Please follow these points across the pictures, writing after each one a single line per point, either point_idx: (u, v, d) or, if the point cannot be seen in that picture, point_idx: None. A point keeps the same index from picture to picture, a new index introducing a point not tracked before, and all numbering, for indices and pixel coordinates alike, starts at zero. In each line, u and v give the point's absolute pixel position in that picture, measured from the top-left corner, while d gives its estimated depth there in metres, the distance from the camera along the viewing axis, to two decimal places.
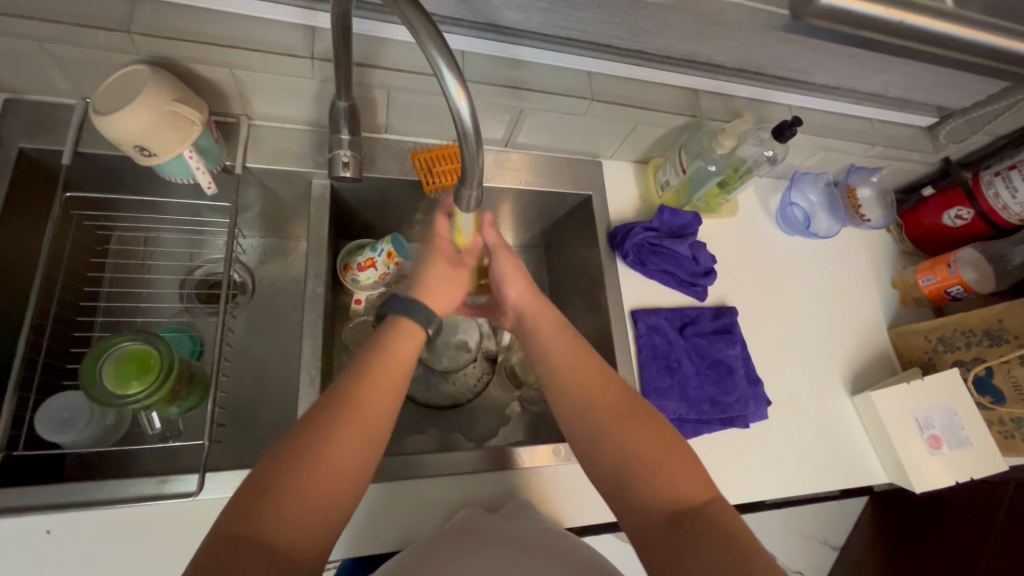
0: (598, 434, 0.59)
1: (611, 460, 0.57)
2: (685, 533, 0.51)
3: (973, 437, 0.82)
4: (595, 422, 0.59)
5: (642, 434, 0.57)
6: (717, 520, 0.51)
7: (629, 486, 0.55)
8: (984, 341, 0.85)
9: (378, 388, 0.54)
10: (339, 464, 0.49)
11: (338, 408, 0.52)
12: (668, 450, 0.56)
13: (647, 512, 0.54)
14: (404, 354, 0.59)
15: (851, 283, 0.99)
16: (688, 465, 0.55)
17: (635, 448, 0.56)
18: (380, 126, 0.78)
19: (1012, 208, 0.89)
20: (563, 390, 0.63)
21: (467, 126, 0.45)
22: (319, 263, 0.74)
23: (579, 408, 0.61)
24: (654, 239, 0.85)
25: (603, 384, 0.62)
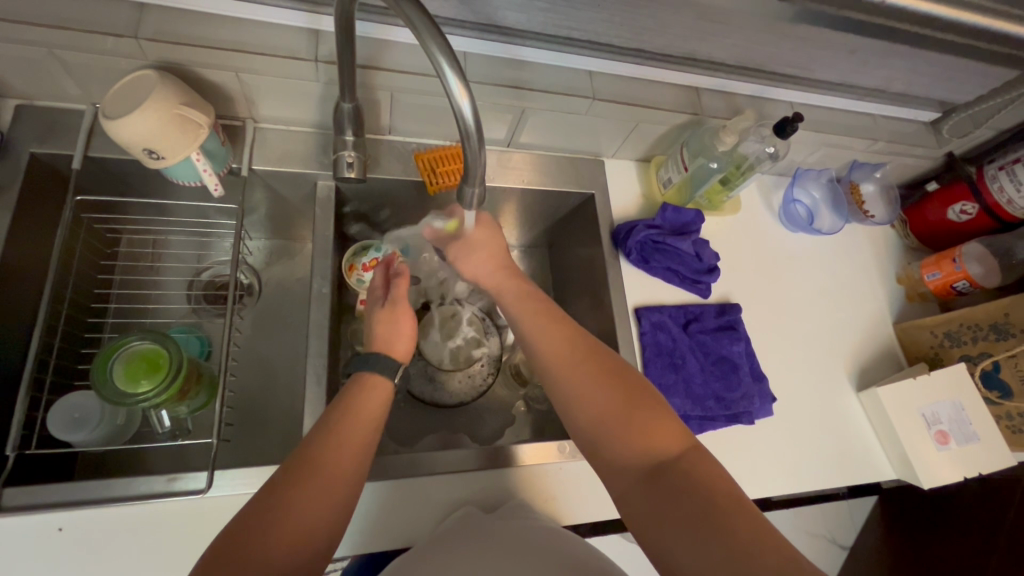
0: (575, 400, 0.59)
1: (589, 424, 0.58)
2: (660, 483, 0.51)
3: (981, 433, 0.81)
4: (567, 382, 0.60)
5: (615, 398, 0.57)
6: (692, 468, 0.51)
7: (605, 442, 0.56)
8: (991, 335, 0.84)
9: (355, 423, 0.55)
10: (331, 486, 0.50)
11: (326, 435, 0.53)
12: (641, 404, 0.56)
13: (625, 467, 0.54)
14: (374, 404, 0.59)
15: (855, 279, 0.99)
16: (661, 415, 0.56)
17: (607, 405, 0.57)
18: (383, 128, 0.79)
19: (1016, 202, 0.88)
20: (540, 361, 0.63)
21: (469, 125, 0.46)
22: (324, 263, 0.74)
23: (555, 378, 0.61)
24: (657, 236, 0.85)
25: (576, 353, 0.62)
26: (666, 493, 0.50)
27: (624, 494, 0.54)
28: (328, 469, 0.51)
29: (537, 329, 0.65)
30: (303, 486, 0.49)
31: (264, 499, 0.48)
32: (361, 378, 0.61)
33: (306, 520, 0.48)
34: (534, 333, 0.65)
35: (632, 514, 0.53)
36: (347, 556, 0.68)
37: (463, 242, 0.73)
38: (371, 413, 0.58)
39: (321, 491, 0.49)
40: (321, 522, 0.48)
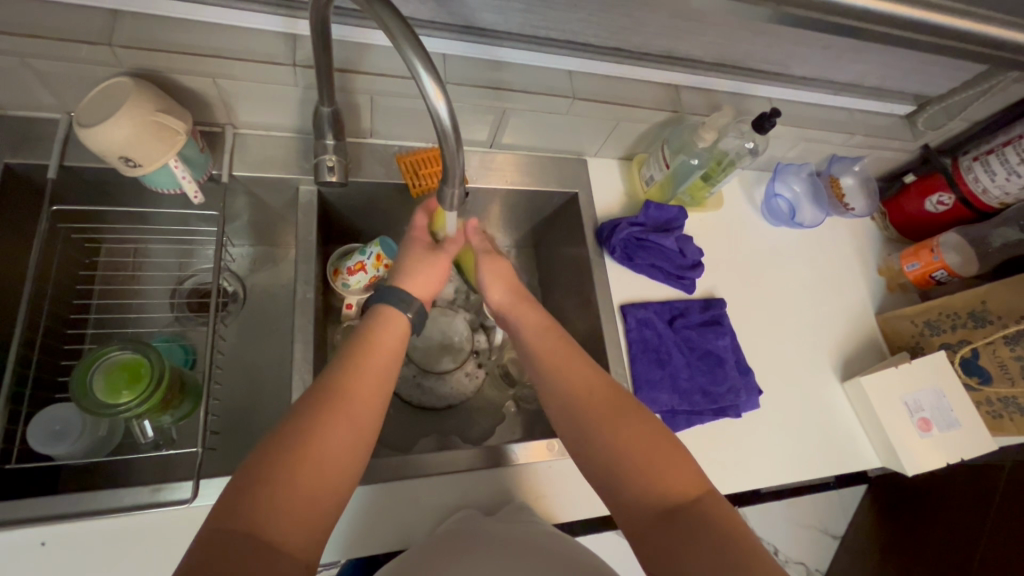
0: (593, 435, 0.59)
1: (605, 461, 0.57)
2: (682, 526, 0.51)
3: (963, 418, 0.82)
4: (592, 423, 0.60)
5: (633, 435, 0.57)
6: (713, 511, 0.52)
7: (626, 486, 0.55)
8: (969, 323, 0.86)
9: (369, 369, 0.56)
10: (353, 421, 0.52)
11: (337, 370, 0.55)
12: (662, 447, 0.56)
13: (638, 504, 0.54)
14: (387, 343, 0.60)
15: (837, 271, 1.00)
16: (682, 459, 0.56)
17: (633, 448, 0.56)
18: (365, 131, 0.79)
19: (991, 192, 0.91)
20: (557, 395, 0.63)
21: (446, 126, 0.46)
22: (308, 267, 0.74)
23: (572, 412, 0.62)
24: (640, 233, 0.85)
25: (595, 388, 0.62)
26: (686, 534, 0.50)
27: (638, 535, 0.53)
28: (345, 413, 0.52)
29: (563, 368, 0.64)
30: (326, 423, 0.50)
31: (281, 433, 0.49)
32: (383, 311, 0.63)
33: (331, 453, 0.49)
34: (557, 375, 0.64)
35: (645, 551, 0.52)
36: (337, 561, 0.68)
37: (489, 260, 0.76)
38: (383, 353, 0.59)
39: (344, 427, 0.51)
40: (345, 459, 0.50)
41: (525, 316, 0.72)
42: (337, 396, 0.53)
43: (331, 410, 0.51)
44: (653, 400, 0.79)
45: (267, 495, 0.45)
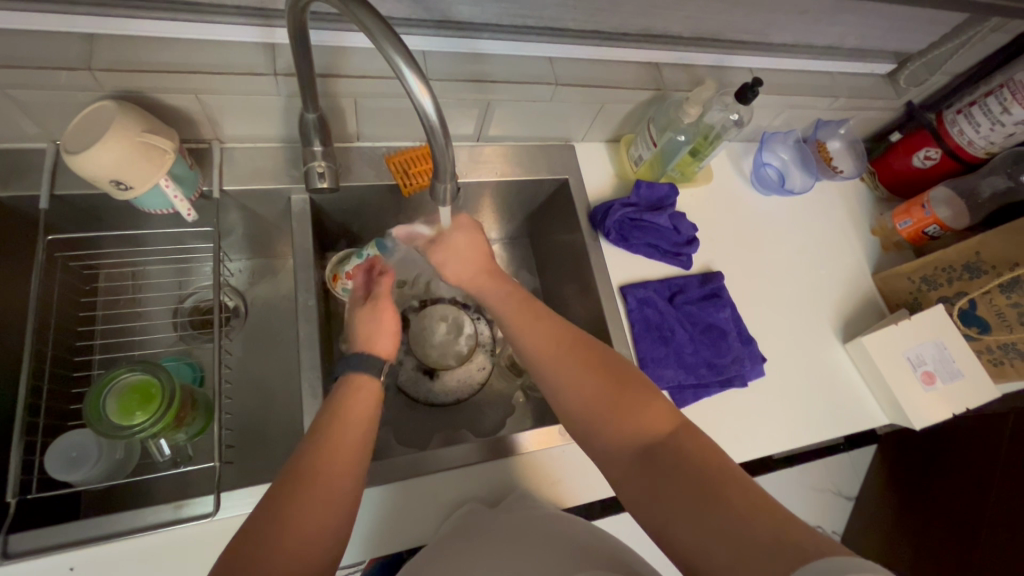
0: (568, 391, 0.60)
1: (584, 414, 0.59)
2: (659, 454, 0.53)
3: (965, 368, 0.83)
4: (564, 380, 0.61)
5: (605, 386, 0.59)
6: (689, 438, 0.54)
7: (602, 426, 0.57)
8: (965, 275, 0.86)
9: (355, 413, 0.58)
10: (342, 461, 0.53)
11: (313, 446, 0.53)
12: (632, 388, 0.58)
13: (621, 451, 0.56)
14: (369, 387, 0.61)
15: (831, 235, 1.01)
16: (652, 396, 0.57)
17: (602, 390, 0.59)
18: (351, 134, 0.79)
19: (977, 143, 0.91)
20: (530, 356, 0.64)
21: (434, 122, 0.46)
22: (307, 276, 0.74)
23: (545, 370, 0.62)
24: (634, 214, 0.85)
25: (564, 344, 0.63)
26: (664, 468, 0.52)
27: (626, 482, 0.55)
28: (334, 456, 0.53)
29: (530, 321, 0.66)
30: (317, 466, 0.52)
31: (249, 529, 0.47)
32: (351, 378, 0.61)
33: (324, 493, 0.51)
34: (526, 327, 0.65)
35: (633, 499, 0.54)
36: (363, 560, 0.69)
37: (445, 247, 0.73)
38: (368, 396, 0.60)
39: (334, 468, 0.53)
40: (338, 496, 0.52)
41: (490, 286, 0.71)
42: (315, 467, 0.52)
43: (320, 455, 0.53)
44: (659, 377, 0.80)
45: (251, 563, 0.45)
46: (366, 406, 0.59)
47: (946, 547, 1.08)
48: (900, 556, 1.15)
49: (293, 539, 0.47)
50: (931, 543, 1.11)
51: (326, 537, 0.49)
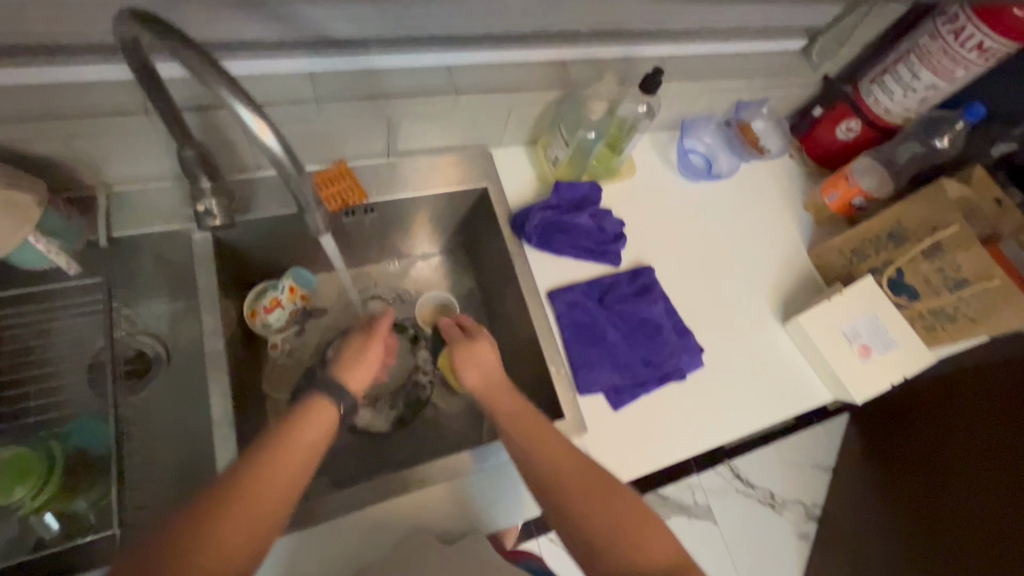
0: (574, 521, 0.58)
1: (587, 543, 0.57)
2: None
3: (899, 337, 0.83)
4: (573, 508, 0.58)
5: (612, 518, 0.57)
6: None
7: (606, 557, 0.56)
8: (889, 244, 0.85)
9: (286, 456, 0.54)
10: (257, 510, 0.51)
11: (197, 531, 0.48)
12: (639, 521, 0.57)
13: None
14: (314, 433, 0.57)
15: (764, 216, 1.00)
16: (658, 529, 0.58)
17: (615, 545, 0.56)
18: (249, 165, 0.76)
19: (893, 111, 0.92)
20: (540, 483, 0.61)
21: (282, 157, 0.44)
22: (214, 317, 0.71)
23: (555, 499, 0.60)
24: (554, 217, 0.83)
25: (572, 470, 0.60)
26: None
27: None
28: (250, 499, 0.50)
29: (545, 446, 0.62)
30: (222, 514, 0.49)
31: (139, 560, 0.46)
32: (312, 400, 0.60)
33: (227, 541, 0.48)
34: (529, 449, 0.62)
35: None
36: None
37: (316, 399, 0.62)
38: (319, 434, 0.58)
39: (245, 514, 0.50)
40: (243, 539, 0.49)
41: (500, 401, 0.67)
42: (220, 507, 0.49)
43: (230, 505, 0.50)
44: (593, 381, 0.78)
45: None
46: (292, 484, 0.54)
47: (921, 485, 1.09)
48: (885, 491, 1.18)
49: None
50: (908, 477, 1.13)
51: None
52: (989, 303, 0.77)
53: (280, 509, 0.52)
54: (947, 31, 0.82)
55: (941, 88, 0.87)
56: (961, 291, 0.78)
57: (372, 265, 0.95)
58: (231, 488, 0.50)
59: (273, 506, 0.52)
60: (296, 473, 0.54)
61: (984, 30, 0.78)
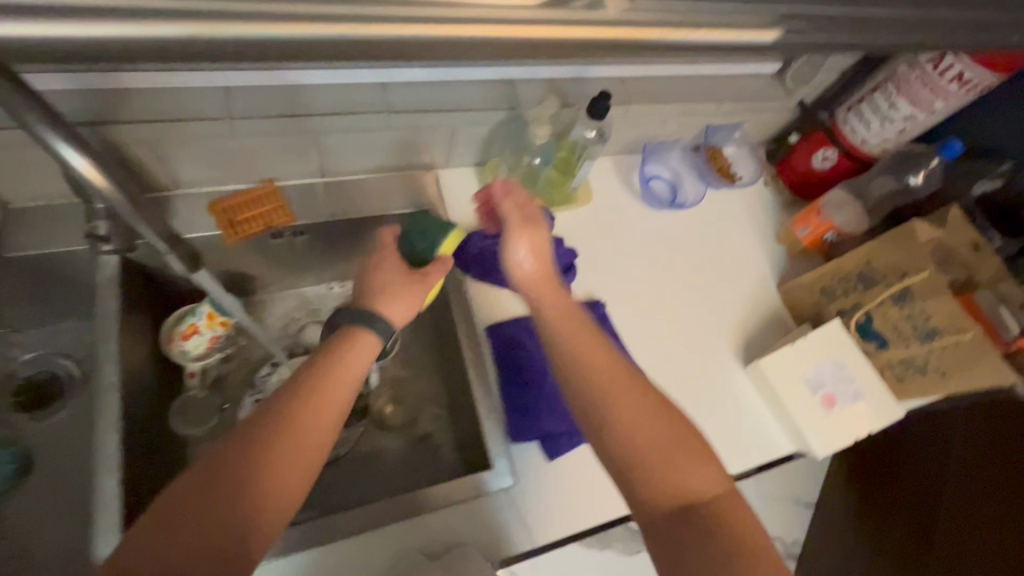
0: (625, 432, 0.54)
1: (635, 458, 0.54)
2: (683, 536, 0.51)
3: (867, 388, 0.76)
4: (621, 418, 0.55)
5: (660, 433, 0.54)
6: (722, 517, 0.52)
7: (654, 474, 0.53)
8: (859, 286, 0.79)
9: (326, 388, 0.52)
10: (300, 448, 0.49)
11: (243, 459, 0.47)
12: (684, 444, 0.55)
13: (661, 508, 0.53)
14: (355, 364, 0.55)
15: (733, 248, 0.94)
16: (702, 457, 0.54)
17: (664, 467, 0.53)
18: (164, 182, 0.70)
19: (871, 141, 0.86)
20: (579, 391, 0.57)
21: (111, 193, 0.47)
22: (112, 347, 0.65)
23: (603, 412, 0.56)
24: (496, 246, 0.79)
25: (620, 379, 0.57)
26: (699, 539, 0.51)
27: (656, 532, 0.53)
28: (294, 433, 0.49)
29: (599, 355, 0.58)
30: (267, 449, 0.48)
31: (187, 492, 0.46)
32: (347, 332, 0.57)
33: (277, 476, 0.48)
34: (572, 358, 0.58)
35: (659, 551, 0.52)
36: None
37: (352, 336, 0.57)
38: (357, 370, 0.55)
39: (290, 450, 0.49)
40: (291, 480, 0.48)
41: (551, 296, 0.61)
42: (267, 438, 0.48)
43: (276, 442, 0.48)
44: (528, 426, 0.71)
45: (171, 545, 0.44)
46: (322, 439, 0.51)
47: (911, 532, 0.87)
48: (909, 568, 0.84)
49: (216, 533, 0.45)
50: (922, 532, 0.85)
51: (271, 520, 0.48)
52: (962, 359, 0.71)
53: (324, 443, 0.51)
54: (924, 60, 0.76)
55: (920, 119, 0.81)
56: (932, 342, 0.72)
57: (311, 286, 0.89)
58: (273, 421, 0.49)
59: (315, 439, 0.50)
60: (342, 406, 0.53)
61: (965, 61, 0.73)
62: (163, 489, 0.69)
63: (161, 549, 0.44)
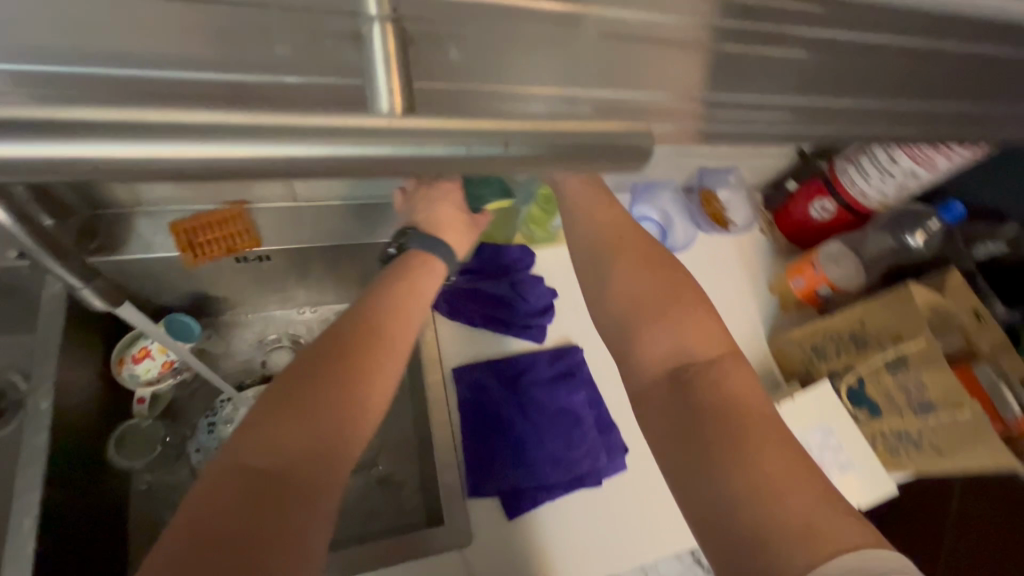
0: (615, 286, 0.60)
1: (624, 309, 0.59)
2: (678, 398, 0.52)
3: (854, 459, 0.71)
4: (616, 267, 0.61)
5: (655, 287, 0.58)
6: (721, 380, 0.52)
7: (648, 322, 0.57)
8: (852, 347, 0.74)
9: (398, 310, 0.56)
10: (385, 357, 0.52)
11: (332, 359, 0.50)
12: (686, 302, 0.57)
13: (652, 364, 0.55)
14: (421, 290, 0.60)
15: (726, 295, 0.88)
16: (703, 324, 0.56)
17: (658, 316, 0.56)
18: (124, 198, 0.67)
19: (870, 194, 0.82)
20: (594, 254, 0.63)
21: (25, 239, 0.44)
22: (47, 372, 0.62)
23: (604, 265, 0.62)
24: (468, 283, 0.77)
25: (632, 246, 0.62)
26: (691, 402, 0.51)
27: (644, 394, 0.54)
28: (377, 339, 0.53)
29: (610, 220, 0.65)
30: (350, 353, 0.51)
31: (280, 391, 0.48)
32: (415, 256, 0.63)
33: (364, 381, 0.50)
34: (584, 232, 0.65)
35: (649, 413, 0.53)
36: None
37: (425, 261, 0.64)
38: (422, 296, 0.60)
39: (374, 357, 0.51)
40: (375, 384, 0.50)
41: (599, 213, 0.65)
42: (351, 344, 0.51)
43: (362, 345, 0.52)
44: (487, 480, 0.67)
45: (267, 440, 0.45)
46: (398, 349, 0.54)
47: None
48: None
49: (308, 431, 0.46)
50: None
51: (358, 424, 0.48)
52: (959, 438, 0.66)
53: (399, 352, 0.53)
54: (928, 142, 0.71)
55: (922, 177, 0.76)
56: (928, 416, 0.68)
57: (277, 309, 0.86)
58: (356, 331, 0.53)
59: (391, 346, 0.53)
60: (413, 324, 0.56)
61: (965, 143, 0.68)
62: (90, 523, 0.65)
63: (263, 447, 0.44)
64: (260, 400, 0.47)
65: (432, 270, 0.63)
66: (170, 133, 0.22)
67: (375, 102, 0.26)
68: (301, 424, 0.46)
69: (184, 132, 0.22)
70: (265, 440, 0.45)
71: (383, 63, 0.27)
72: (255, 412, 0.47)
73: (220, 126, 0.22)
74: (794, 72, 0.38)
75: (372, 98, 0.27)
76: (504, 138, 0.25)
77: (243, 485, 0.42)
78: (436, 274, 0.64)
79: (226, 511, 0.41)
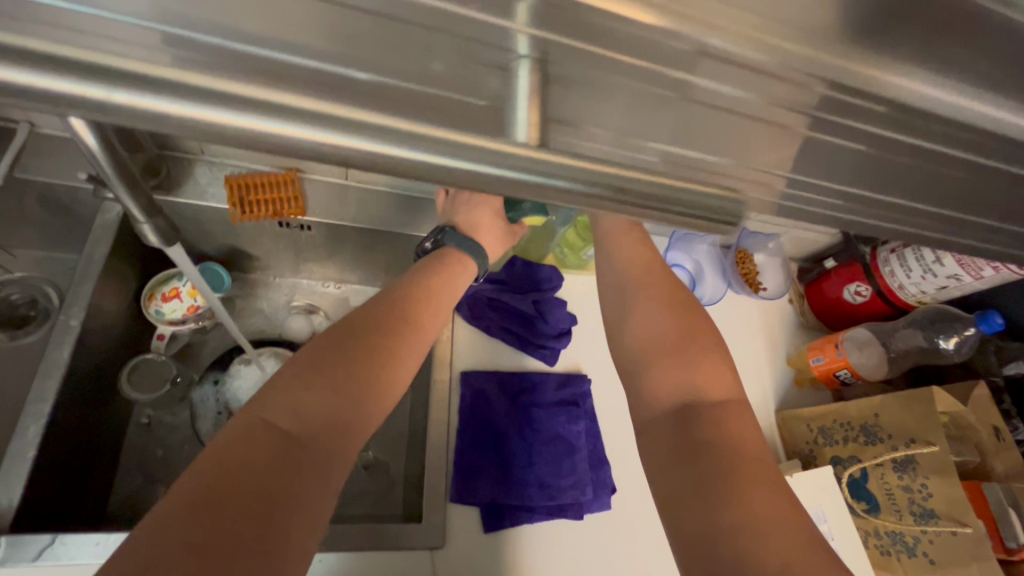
0: (626, 318, 0.62)
1: (636, 341, 0.60)
2: (685, 436, 0.51)
3: (844, 552, 0.69)
4: (634, 296, 0.63)
5: (670, 321, 0.59)
6: (724, 425, 0.51)
7: (661, 358, 0.57)
8: (860, 438, 0.73)
9: (431, 305, 0.59)
10: (416, 346, 0.55)
11: (372, 336, 0.52)
12: (705, 345, 0.57)
13: (656, 397, 0.55)
14: (455, 287, 0.63)
15: (743, 358, 0.87)
16: (716, 364, 0.56)
17: (671, 353, 0.57)
18: (191, 146, 0.70)
19: (908, 289, 0.80)
20: (620, 278, 0.65)
21: (104, 167, 0.46)
22: (81, 292, 0.64)
23: (627, 292, 0.64)
24: (492, 292, 0.78)
25: (654, 274, 0.64)
26: (698, 443, 0.50)
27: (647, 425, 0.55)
28: (412, 327, 0.56)
29: (635, 249, 0.67)
30: (388, 334, 0.53)
31: (317, 355, 0.49)
32: (451, 253, 0.66)
33: (395, 364, 0.52)
34: (613, 256, 0.67)
35: (651, 446, 0.53)
36: None
37: (461, 257, 0.66)
38: (455, 295, 0.63)
39: (406, 343, 0.54)
40: (404, 368, 0.53)
41: (628, 244, 0.67)
42: (388, 325, 0.54)
43: (399, 330, 0.54)
44: (471, 489, 0.66)
45: (301, 400, 0.46)
46: (425, 338, 0.57)
47: None
48: None
49: (338, 400, 0.47)
50: None
51: (380, 401, 0.50)
52: (954, 551, 0.64)
53: (425, 343, 0.57)
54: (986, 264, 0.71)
55: (964, 281, 0.75)
56: (927, 524, 0.66)
57: (305, 278, 0.88)
58: (394, 314, 0.55)
59: (421, 335, 0.56)
60: (441, 320, 0.60)
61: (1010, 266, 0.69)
62: (89, 442, 0.66)
63: (295, 407, 0.45)
64: (297, 360, 0.49)
65: (463, 269, 0.66)
66: (258, 111, 0.22)
67: (514, 132, 0.27)
68: (334, 392, 0.47)
69: (271, 114, 0.22)
70: (297, 398, 0.46)
71: (525, 96, 0.29)
72: (291, 371, 0.48)
73: (310, 108, 0.23)
74: (849, 166, 0.40)
75: (510, 126, 0.28)
76: (560, 164, 0.26)
77: (273, 439, 0.43)
78: (466, 273, 0.66)
79: (249, 458, 0.41)
